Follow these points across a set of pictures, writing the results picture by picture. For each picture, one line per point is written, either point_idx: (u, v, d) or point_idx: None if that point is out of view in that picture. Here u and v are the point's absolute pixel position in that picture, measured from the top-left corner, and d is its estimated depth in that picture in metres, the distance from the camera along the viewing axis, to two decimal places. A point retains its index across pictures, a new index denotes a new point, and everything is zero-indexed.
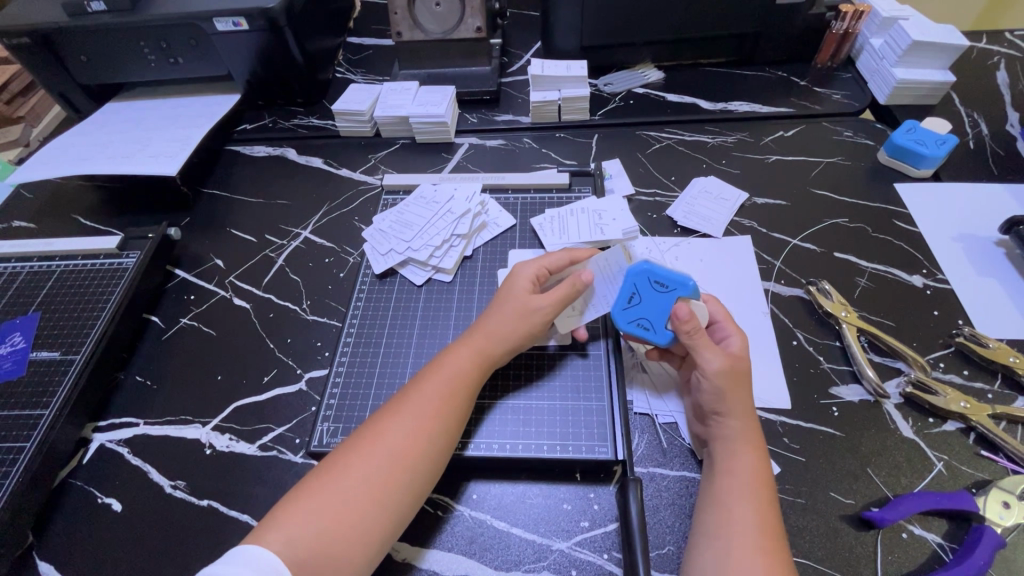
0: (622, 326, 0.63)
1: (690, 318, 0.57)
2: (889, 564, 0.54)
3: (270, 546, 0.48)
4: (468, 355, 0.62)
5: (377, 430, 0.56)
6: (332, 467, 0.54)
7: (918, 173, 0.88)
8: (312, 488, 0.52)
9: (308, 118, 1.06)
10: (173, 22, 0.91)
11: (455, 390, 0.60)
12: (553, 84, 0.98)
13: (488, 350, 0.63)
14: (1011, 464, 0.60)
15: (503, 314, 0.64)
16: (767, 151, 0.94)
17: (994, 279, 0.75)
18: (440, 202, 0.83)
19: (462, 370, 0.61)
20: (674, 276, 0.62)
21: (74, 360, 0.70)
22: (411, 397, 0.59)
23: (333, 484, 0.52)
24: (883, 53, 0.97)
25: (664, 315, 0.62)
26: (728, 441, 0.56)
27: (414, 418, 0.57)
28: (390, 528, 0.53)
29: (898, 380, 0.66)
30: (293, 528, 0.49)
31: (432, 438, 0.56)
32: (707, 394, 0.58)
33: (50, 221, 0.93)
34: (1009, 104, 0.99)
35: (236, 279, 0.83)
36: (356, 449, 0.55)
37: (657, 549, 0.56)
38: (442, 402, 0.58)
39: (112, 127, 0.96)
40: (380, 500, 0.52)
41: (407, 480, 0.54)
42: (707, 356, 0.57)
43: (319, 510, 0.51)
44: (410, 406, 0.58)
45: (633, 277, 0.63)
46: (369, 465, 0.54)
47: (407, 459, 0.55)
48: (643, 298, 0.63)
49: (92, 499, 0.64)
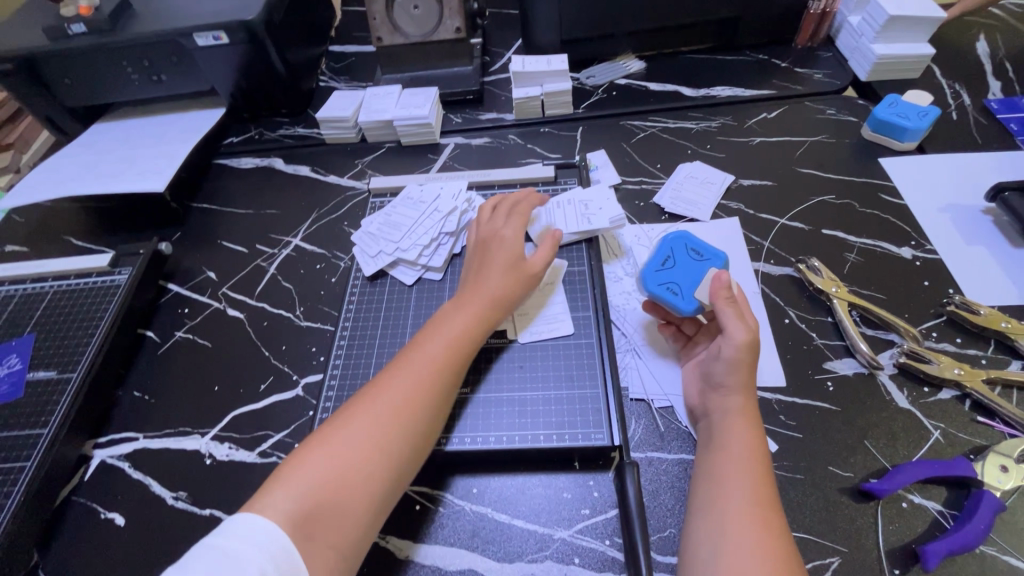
0: (651, 287, 0.66)
1: (729, 286, 0.62)
2: (890, 534, 0.54)
3: (275, 502, 0.49)
4: (464, 316, 0.64)
5: (382, 386, 0.58)
6: (334, 425, 0.55)
7: (901, 147, 0.88)
8: (315, 444, 0.54)
9: (294, 128, 1.07)
10: (154, 40, 0.91)
11: (456, 346, 0.62)
12: (535, 80, 0.98)
13: (482, 312, 0.65)
14: (1007, 428, 0.60)
15: (495, 273, 0.68)
16: (751, 133, 0.94)
17: (983, 246, 0.75)
18: (426, 202, 0.84)
19: (463, 328, 0.63)
20: (709, 247, 0.69)
21: (71, 378, 0.70)
22: (411, 358, 0.61)
23: (335, 440, 0.53)
24: (861, 30, 0.98)
25: (693, 281, 0.66)
26: (725, 414, 0.57)
27: (413, 376, 0.59)
28: (390, 484, 0.54)
29: (891, 351, 0.66)
30: (301, 481, 0.50)
31: (431, 396, 0.58)
32: (722, 364, 0.59)
33: (43, 244, 0.94)
34: (990, 74, 0.99)
35: (229, 290, 0.83)
36: (362, 404, 0.57)
37: (659, 532, 0.56)
38: (444, 359, 0.61)
39: (99, 148, 0.97)
40: (384, 452, 0.54)
41: (407, 436, 0.55)
42: (734, 325, 0.59)
43: (322, 465, 0.52)
44: (411, 363, 0.60)
45: (672, 243, 0.69)
46: (370, 421, 0.55)
47: (407, 415, 0.56)
48: (676, 262, 0.68)
49: (95, 515, 0.64)
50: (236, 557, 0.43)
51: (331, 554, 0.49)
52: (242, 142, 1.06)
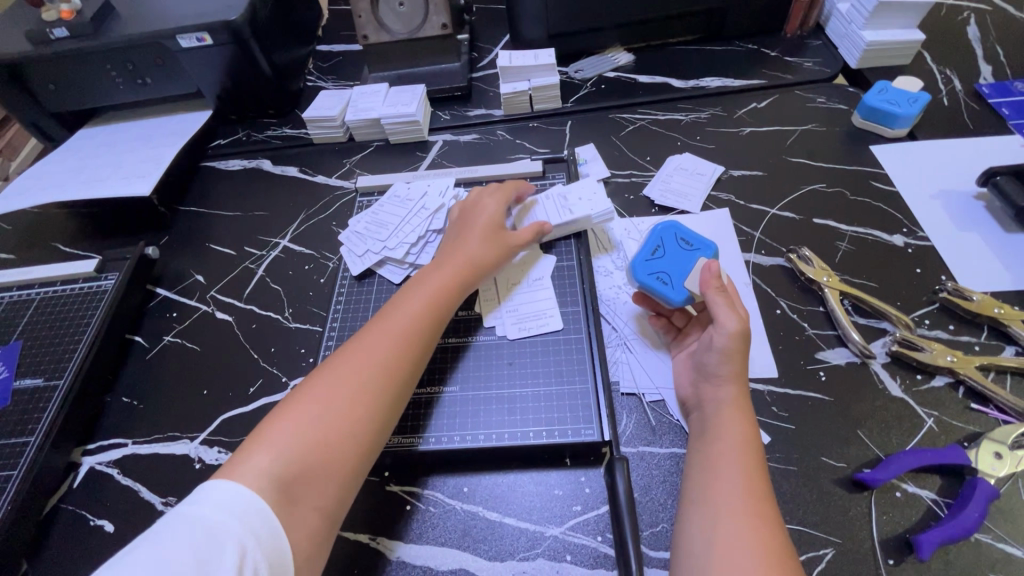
0: (641, 277, 0.66)
1: (718, 276, 0.61)
2: (884, 524, 0.54)
3: (253, 457, 0.48)
4: (437, 280, 0.66)
5: (359, 342, 0.59)
6: (311, 384, 0.56)
7: (893, 134, 0.87)
8: (293, 402, 0.54)
9: (281, 129, 1.06)
10: (137, 42, 0.91)
11: (433, 304, 0.64)
12: (522, 74, 0.97)
13: (455, 275, 0.67)
14: (1001, 414, 0.59)
15: (471, 243, 0.71)
16: (741, 124, 0.93)
17: (975, 232, 0.75)
18: (413, 200, 0.83)
19: (440, 287, 0.66)
20: (700, 237, 0.69)
21: (58, 385, 0.70)
22: (385, 319, 0.62)
23: (313, 395, 0.54)
24: (851, 17, 0.97)
25: (683, 271, 0.66)
26: (718, 405, 0.57)
27: (388, 334, 0.60)
28: (370, 439, 0.54)
29: (883, 340, 0.65)
30: (282, 433, 0.51)
31: (408, 353, 0.59)
32: (714, 355, 0.58)
33: (30, 251, 0.93)
34: (982, 58, 0.98)
35: (217, 293, 0.83)
36: (341, 360, 0.58)
37: (651, 527, 0.56)
38: (421, 316, 0.62)
39: (85, 153, 0.96)
40: (365, 399, 0.55)
41: (385, 390, 0.56)
42: (726, 313, 0.58)
43: (301, 420, 0.52)
44: (389, 320, 0.62)
45: (661, 232, 0.69)
46: (347, 376, 0.56)
47: (384, 370, 0.57)
48: (666, 252, 0.68)
49: (85, 522, 0.63)
50: (221, 527, 0.42)
51: (312, 507, 0.49)
52: (230, 144, 1.05)
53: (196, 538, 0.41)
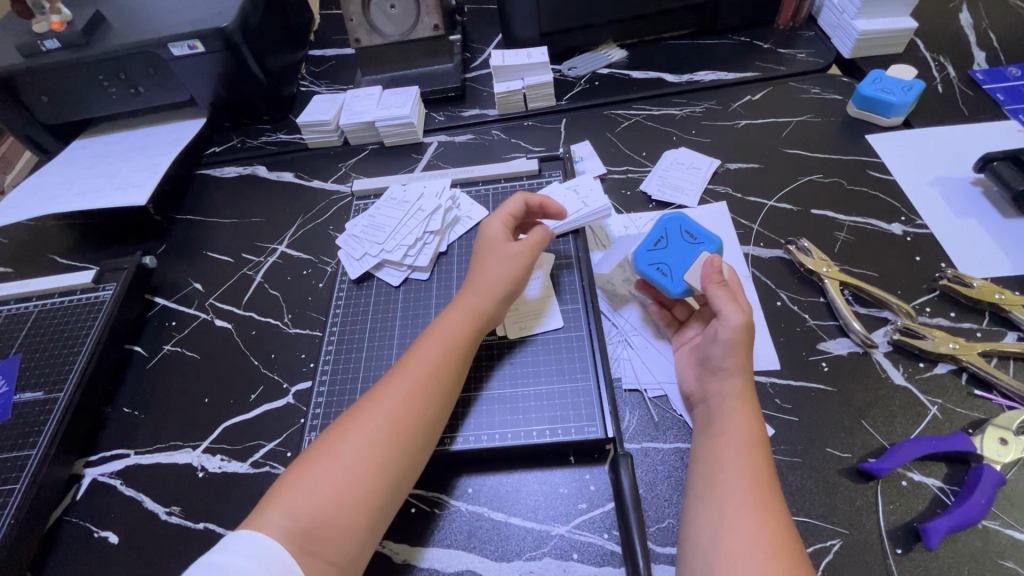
0: (641, 266, 0.67)
1: (719, 271, 0.61)
2: (891, 513, 0.54)
3: (270, 523, 0.48)
4: (461, 316, 0.63)
5: (374, 396, 0.57)
6: (330, 438, 0.54)
7: (888, 122, 0.87)
8: (312, 459, 0.52)
9: (276, 134, 1.06)
10: (129, 52, 0.90)
11: (451, 352, 0.60)
12: (515, 73, 0.97)
13: (480, 310, 0.63)
14: (1005, 400, 0.59)
15: (491, 268, 0.66)
16: (736, 116, 0.93)
17: (973, 218, 0.74)
18: (409, 201, 0.83)
19: (458, 331, 0.61)
20: (704, 231, 0.68)
21: (58, 398, 0.70)
22: (407, 363, 0.59)
23: (331, 453, 0.52)
24: (842, 7, 0.96)
25: (684, 263, 0.66)
26: (725, 399, 0.56)
27: (409, 380, 0.57)
28: (388, 497, 0.52)
29: (885, 329, 0.65)
30: (294, 500, 0.49)
31: (428, 402, 0.56)
32: (718, 347, 0.58)
33: (27, 264, 0.93)
34: (974, 44, 0.98)
35: (216, 301, 0.83)
36: (356, 416, 0.55)
37: (657, 523, 0.55)
38: (439, 365, 0.59)
39: (80, 164, 0.96)
40: (379, 463, 0.52)
41: (404, 444, 0.54)
42: (729, 307, 0.58)
43: (317, 481, 0.50)
44: (405, 370, 0.58)
45: (666, 224, 0.70)
46: (365, 432, 0.53)
47: (403, 423, 0.54)
48: (669, 244, 0.68)
49: (89, 535, 0.63)
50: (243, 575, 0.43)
51: (331, 572, 0.48)
52: (225, 151, 1.05)
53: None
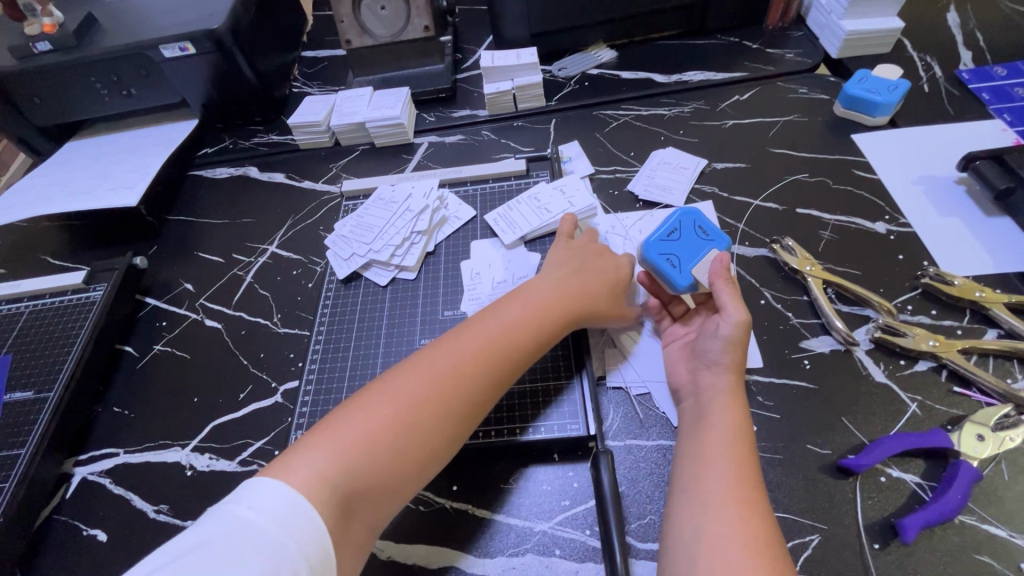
0: (651, 254, 0.66)
1: (728, 269, 0.62)
2: (869, 509, 0.54)
3: (310, 460, 0.48)
4: (537, 308, 0.63)
5: (428, 363, 0.58)
6: (375, 392, 0.55)
7: (874, 122, 0.87)
8: (356, 408, 0.53)
9: (268, 135, 1.06)
10: (121, 54, 0.91)
11: (512, 338, 0.61)
12: (505, 74, 0.98)
13: (561, 307, 0.64)
14: (984, 397, 0.60)
15: (577, 272, 0.67)
16: (723, 116, 0.93)
17: (956, 217, 0.75)
18: (398, 201, 0.84)
19: (523, 319, 0.62)
20: (716, 230, 0.68)
21: (48, 397, 0.70)
22: (465, 338, 0.60)
23: (378, 406, 0.53)
24: (830, 7, 0.97)
25: (694, 257, 0.66)
26: (717, 392, 0.57)
27: (467, 356, 0.58)
28: (419, 466, 0.53)
29: (866, 327, 0.66)
30: (337, 445, 0.50)
31: (480, 380, 0.57)
32: (717, 341, 0.58)
33: (19, 265, 0.94)
34: (961, 44, 0.99)
35: (206, 301, 0.83)
36: (407, 379, 0.56)
37: (638, 519, 0.56)
38: (497, 347, 0.60)
39: (71, 166, 0.97)
40: (423, 431, 0.53)
41: (450, 419, 0.55)
42: (735, 303, 0.59)
43: (360, 429, 0.51)
44: (462, 346, 0.59)
45: (681, 217, 0.69)
46: (413, 394, 0.55)
47: (449, 395, 0.55)
48: (682, 237, 0.68)
49: (77, 533, 0.64)
50: (274, 541, 0.41)
51: (356, 527, 0.48)
52: (217, 152, 1.05)
53: (250, 545, 0.40)
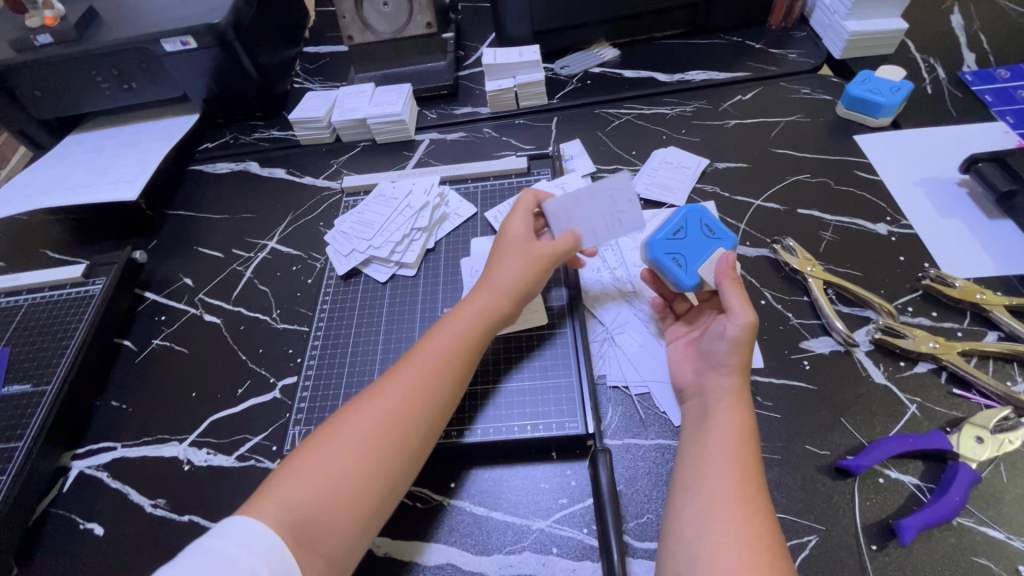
0: (656, 254, 0.65)
1: (735, 269, 0.61)
2: (867, 511, 0.54)
3: (262, 511, 0.48)
4: (470, 317, 0.62)
5: (375, 392, 0.57)
6: (326, 431, 0.54)
7: (876, 123, 0.87)
8: (306, 452, 0.53)
9: (269, 131, 1.06)
10: (122, 47, 0.91)
11: (455, 351, 0.60)
12: (507, 72, 0.97)
13: (491, 310, 0.63)
14: (984, 399, 0.60)
15: (505, 266, 0.65)
16: (725, 116, 0.93)
17: (957, 219, 0.75)
18: (399, 198, 0.83)
19: (462, 331, 0.61)
20: (722, 228, 0.67)
21: (46, 391, 0.70)
22: (409, 360, 0.59)
23: (328, 444, 0.53)
24: (834, 8, 0.97)
25: (700, 256, 0.65)
26: (721, 394, 0.57)
27: (412, 378, 0.57)
28: (379, 496, 0.52)
29: (867, 328, 0.66)
30: (287, 490, 0.49)
31: (427, 401, 0.56)
32: (724, 342, 0.58)
33: (19, 258, 0.93)
34: (965, 46, 0.99)
35: (206, 296, 0.83)
36: (353, 411, 0.55)
37: (637, 518, 0.56)
38: (441, 363, 0.59)
39: (72, 159, 0.96)
40: (376, 459, 0.52)
41: (404, 442, 0.54)
42: (745, 304, 0.58)
43: (310, 472, 0.51)
44: (407, 368, 0.58)
45: (686, 215, 0.67)
46: (361, 427, 0.54)
47: (399, 424, 0.54)
48: (687, 235, 0.66)
49: (74, 526, 0.64)
50: (239, 562, 0.43)
51: (321, 566, 0.48)
52: (218, 147, 1.05)
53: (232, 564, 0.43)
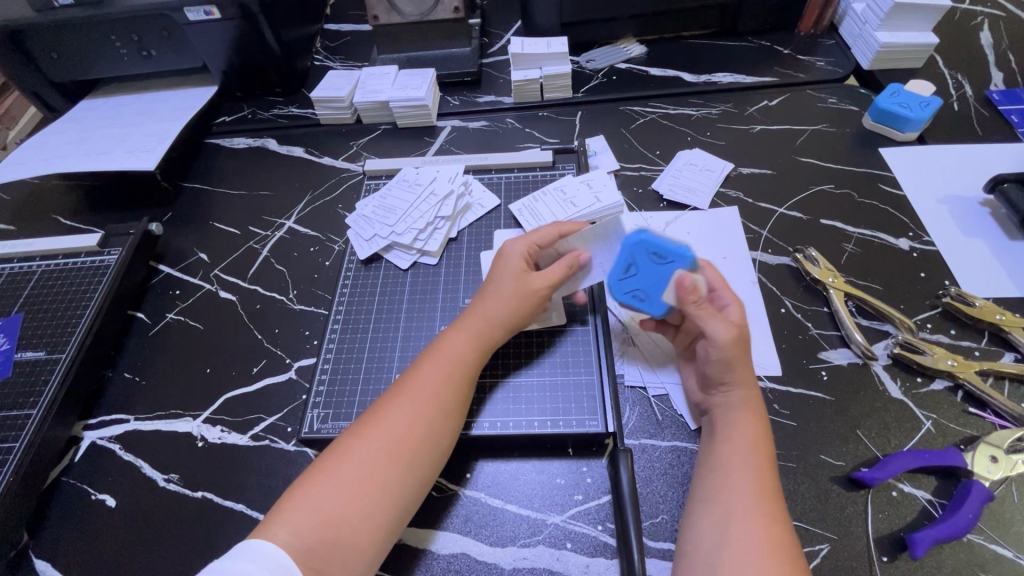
0: (617, 297, 0.64)
1: (694, 288, 0.59)
2: (879, 523, 0.55)
3: (276, 538, 0.47)
4: (465, 340, 0.61)
5: (377, 417, 0.56)
6: (333, 455, 0.54)
7: (903, 138, 0.87)
8: (315, 475, 0.52)
9: (287, 108, 1.04)
10: (144, 14, 0.88)
11: (453, 375, 0.59)
12: (534, 62, 0.96)
13: (483, 332, 0.62)
14: (998, 419, 0.60)
15: (499, 296, 0.64)
16: (752, 121, 0.93)
17: (979, 238, 0.75)
18: (422, 184, 0.83)
19: (459, 354, 0.61)
20: (672, 247, 0.63)
21: (61, 358, 0.70)
22: (409, 383, 0.59)
23: (336, 467, 0.52)
24: (866, 17, 0.96)
25: (659, 284, 0.63)
26: (730, 409, 0.56)
27: (413, 404, 0.56)
28: (394, 517, 0.52)
29: (885, 342, 0.66)
30: (296, 519, 0.49)
31: (432, 421, 0.56)
32: (713, 364, 0.57)
33: (30, 222, 0.92)
34: (993, 65, 0.98)
35: (221, 272, 0.82)
36: (357, 436, 0.55)
37: (651, 518, 0.56)
38: (441, 385, 0.58)
39: (87, 125, 0.95)
40: (382, 486, 0.52)
41: (410, 467, 0.54)
42: (713, 326, 0.57)
43: (323, 498, 0.50)
44: (407, 393, 0.57)
45: (631, 247, 0.63)
46: (366, 455, 0.53)
47: (405, 445, 0.54)
48: (639, 269, 0.64)
49: (86, 497, 0.63)
50: None
51: None
52: (234, 121, 1.04)
53: None
